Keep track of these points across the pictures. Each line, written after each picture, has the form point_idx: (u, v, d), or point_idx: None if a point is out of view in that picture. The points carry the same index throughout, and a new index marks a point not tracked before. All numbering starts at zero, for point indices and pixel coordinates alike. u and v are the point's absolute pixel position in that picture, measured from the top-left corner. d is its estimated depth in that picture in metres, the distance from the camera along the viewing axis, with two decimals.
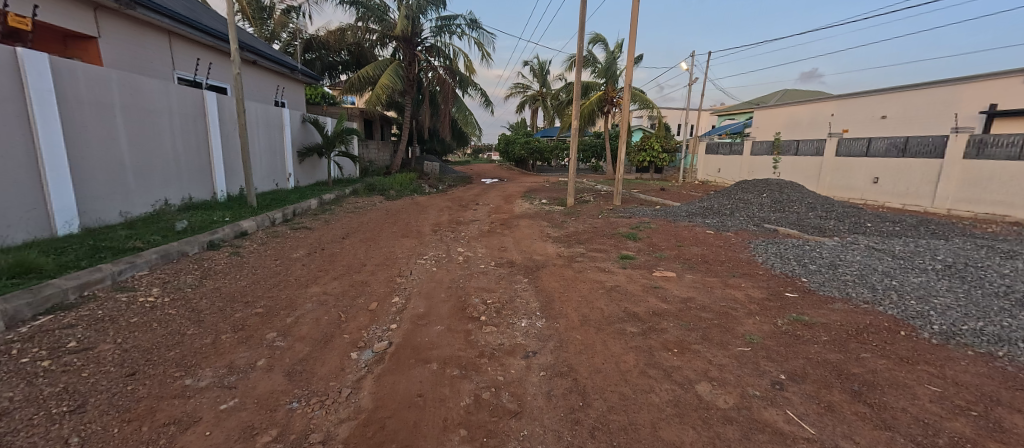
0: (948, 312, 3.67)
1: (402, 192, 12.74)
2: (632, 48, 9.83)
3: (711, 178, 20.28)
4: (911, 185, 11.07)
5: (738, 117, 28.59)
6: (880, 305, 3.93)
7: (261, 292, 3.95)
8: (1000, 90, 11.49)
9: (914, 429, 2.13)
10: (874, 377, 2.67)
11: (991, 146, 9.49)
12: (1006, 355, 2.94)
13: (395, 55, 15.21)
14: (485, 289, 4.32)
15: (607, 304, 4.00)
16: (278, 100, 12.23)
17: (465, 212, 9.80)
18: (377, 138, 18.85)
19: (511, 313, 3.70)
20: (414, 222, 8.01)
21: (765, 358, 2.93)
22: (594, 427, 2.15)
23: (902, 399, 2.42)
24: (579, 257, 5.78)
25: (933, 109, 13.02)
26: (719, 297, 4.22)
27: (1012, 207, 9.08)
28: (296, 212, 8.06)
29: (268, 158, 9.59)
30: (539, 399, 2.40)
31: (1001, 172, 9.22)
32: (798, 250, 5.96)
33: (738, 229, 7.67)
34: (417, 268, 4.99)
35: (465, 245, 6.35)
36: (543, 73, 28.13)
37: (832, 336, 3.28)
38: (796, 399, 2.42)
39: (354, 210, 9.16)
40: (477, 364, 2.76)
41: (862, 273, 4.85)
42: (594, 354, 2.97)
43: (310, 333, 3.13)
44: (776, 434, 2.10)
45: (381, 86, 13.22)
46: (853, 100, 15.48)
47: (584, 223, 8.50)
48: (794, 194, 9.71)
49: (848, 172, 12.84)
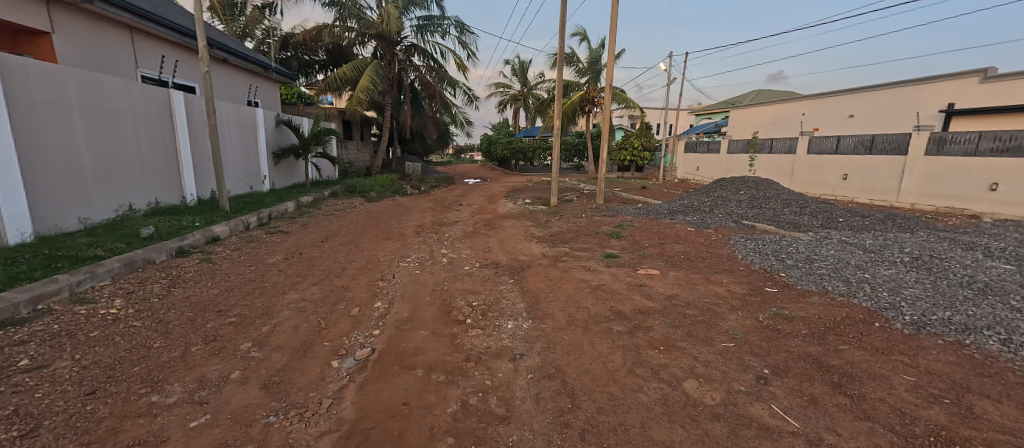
0: (918, 303, 3.82)
1: (383, 193, 12.52)
2: (612, 46, 9.88)
3: (690, 177, 20.66)
4: (878, 182, 11.55)
5: (716, 115, 29.03)
6: (855, 297, 4.06)
7: (235, 300, 3.76)
8: (959, 90, 12.02)
9: (892, 419, 2.19)
10: (852, 369, 2.73)
11: (950, 143, 10.00)
12: (973, 344, 3.07)
13: (375, 53, 14.96)
14: (471, 291, 4.26)
15: (593, 303, 3.99)
16: (251, 100, 11.79)
17: (449, 213, 9.71)
18: (356, 138, 18.17)
19: (497, 315, 3.65)
20: (396, 224, 7.87)
21: (748, 353, 2.97)
22: (584, 429, 2.12)
23: (880, 389, 2.48)
24: (564, 256, 5.78)
25: (897, 108, 13.55)
26: (702, 293, 4.26)
27: (969, 201, 9.58)
28: (271, 215, 7.78)
29: (241, 160, 9.23)
30: (527, 403, 2.36)
31: (960, 168, 9.70)
32: (776, 245, 6.11)
33: (718, 226, 7.85)
34: (400, 271, 4.88)
35: (449, 246, 6.26)
36: (523, 72, 28.12)
37: (811, 330, 3.35)
38: (780, 393, 2.45)
39: (332, 213, 8.92)
40: (464, 369, 2.70)
41: (837, 267, 4.99)
42: (582, 355, 2.94)
43: (288, 342, 3.01)
44: (762, 428, 2.13)
45: (360, 87, 12.81)
46: (824, 100, 16.05)
47: (568, 222, 8.53)
48: (770, 191, 9.96)
49: (820, 168, 13.34)
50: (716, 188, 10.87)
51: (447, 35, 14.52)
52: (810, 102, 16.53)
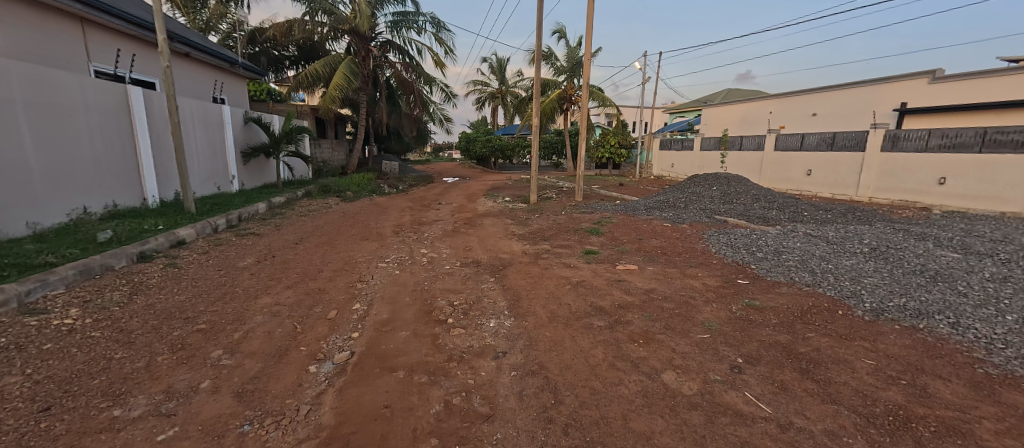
0: (876, 291, 4.04)
1: (360, 193, 12.25)
2: (589, 45, 9.98)
3: (665, 174, 21.14)
4: (839, 177, 12.14)
5: (689, 113, 29.79)
6: (820, 287, 4.26)
7: (203, 306, 3.59)
8: (911, 90, 12.73)
9: (856, 401, 2.31)
10: (819, 355, 2.86)
11: (903, 140, 10.60)
12: (926, 327, 3.28)
13: (348, 49, 14.58)
14: (452, 291, 4.22)
15: (574, 299, 4.03)
16: (216, 97, 11.29)
17: (428, 212, 9.60)
18: (330, 137, 17.69)
19: (479, 314, 3.63)
20: (374, 224, 7.72)
21: (723, 343, 3.07)
22: (568, 424, 2.14)
23: (844, 373, 2.61)
24: (545, 254, 5.81)
25: (855, 107, 14.25)
26: (679, 287, 4.37)
27: (920, 195, 10.20)
28: (241, 217, 7.48)
29: (207, 159, 8.82)
30: (511, 400, 2.35)
31: (912, 164, 10.31)
32: (747, 239, 6.33)
33: (692, 221, 8.06)
34: (379, 272, 4.78)
35: (429, 246, 6.19)
36: (501, 70, 28.05)
37: (780, 319, 3.49)
38: (753, 381, 2.54)
39: (306, 213, 8.66)
40: (447, 369, 2.67)
41: (803, 258, 5.22)
42: (564, 351, 2.96)
43: (262, 348, 2.89)
44: (737, 415, 2.20)
45: (333, 84, 12.45)
46: (789, 99, 16.72)
47: (548, 219, 8.57)
48: (741, 187, 10.31)
49: (786, 165, 13.91)
50: (690, 185, 11.16)
51: (423, 31, 14.29)
52: (776, 101, 17.18)
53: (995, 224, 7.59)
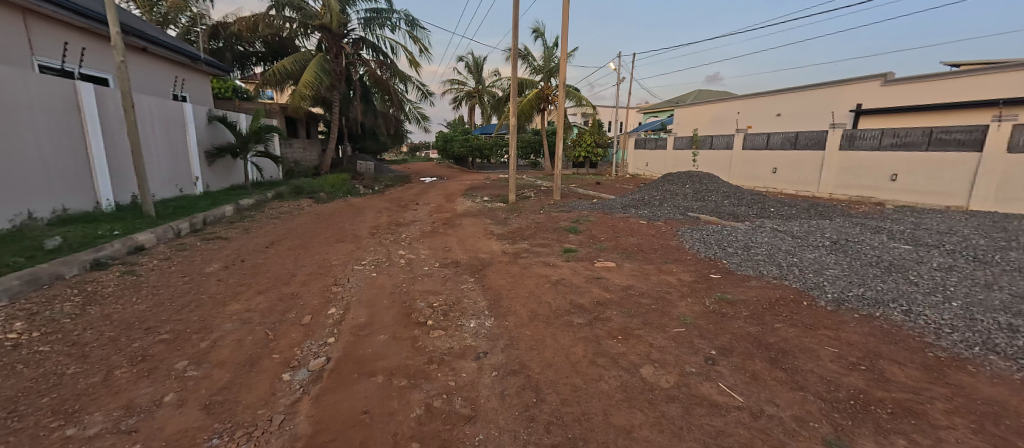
0: (837, 282, 4.25)
1: (334, 193, 11.94)
2: (565, 46, 10.06)
3: (640, 173, 21.56)
4: (803, 175, 12.71)
5: (662, 113, 30.51)
6: (786, 279, 4.44)
7: (167, 315, 3.41)
8: (866, 92, 13.45)
9: (822, 388, 2.42)
10: (787, 345, 2.98)
11: (860, 139, 11.19)
12: (882, 315, 3.47)
13: (319, 46, 14.20)
14: (431, 292, 4.16)
15: (554, 297, 4.05)
16: (177, 94, 10.76)
17: (406, 213, 9.46)
18: (302, 136, 17.17)
19: (459, 315, 3.59)
20: (349, 226, 7.54)
21: (698, 336, 3.15)
22: (550, 422, 2.14)
23: (811, 361, 2.73)
24: (524, 253, 5.82)
25: (816, 107, 14.94)
26: (655, 283, 4.46)
27: (876, 191, 10.82)
28: (206, 220, 7.16)
29: (169, 160, 8.40)
30: (493, 401, 2.34)
31: (868, 162, 10.93)
32: (718, 235, 6.53)
33: (667, 218, 8.26)
34: (355, 274, 4.67)
35: (407, 247, 6.10)
36: (478, 69, 27.94)
37: (751, 311, 3.61)
38: (727, 372, 2.62)
39: (278, 216, 8.37)
40: (427, 372, 2.63)
41: (770, 252, 5.43)
42: (545, 349, 2.97)
43: (231, 357, 2.77)
44: (712, 406, 2.27)
45: (303, 81, 12.07)
46: (755, 100, 17.37)
47: (527, 218, 8.60)
48: (712, 184, 10.64)
49: (754, 163, 14.46)
50: (665, 183, 11.42)
51: (397, 29, 14.06)
52: (744, 102, 17.81)
53: (942, 217, 8.12)
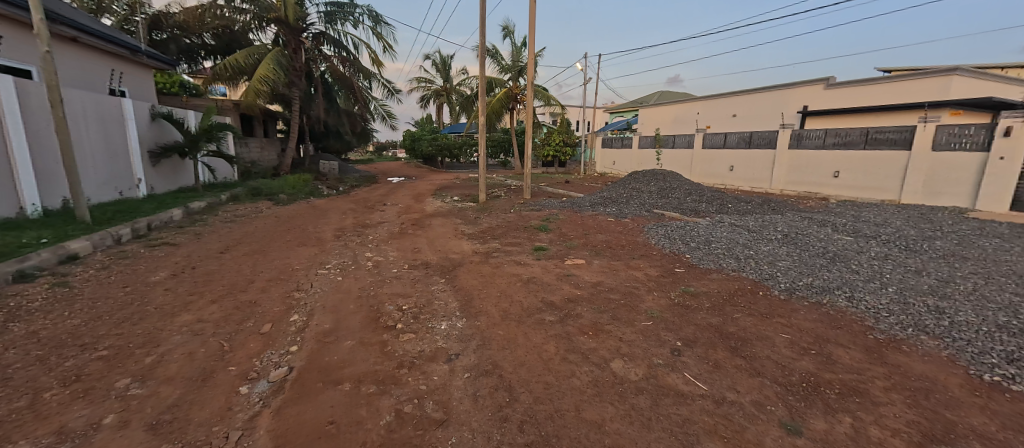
0: (789, 272, 4.51)
1: (295, 195, 11.44)
2: (532, 46, 10.11)
3: (607, 171, 22.04)
4: (757, 172, 13.41)
5: (628, 113, 31.33)
6: (743, 271, 4.67)
7: (106, 330, 3.15)
8: (811, 95, 14.35)
9: (777, 372, 2.56)
10: (746, 333, 3.12)
11: (806, 138, 11.95)
12: (828, 302, 3.71)
13: (276, 40, 13.56)
14: (400, 295, 4.07)
15: (526, 296, 4.06)
16: (115, 89, 9.96)
17: (373, 214, 9.21)
18: (259, 135, 16.33)
19: (429, 317, 3.53)
20: (313, 229, 7.25)
21: (665, 329, 3.25)
22: (523, 421, 2.14)
23: (767, 347, 2.88)
24: (495, 252, 5.80)
25: (767, 108, 15.79)
26: (624, 278, 4.56)
27: (821, 187, 11.59)
28: (152, 225, 6.67)
29: (106, 160, 7.76)
30: (465, 402, 2.31)
31: (815, 160, 11.69)
32: (681, 230, 6.77)
33: (633, 215, 8.48)
34: (319, 279, 4.49)
35: (375, 249, 5.93)
36: (445, 68, 27.61)
37: (713, 303, 3.77)
38: (691, 362, 2.71)
39: (234, 219, 7.93)
40: (397, 377, 2.56)
41: (728, 246, 5.69)
42: (517, 348, 2.97)
43: (181, 372, 2.59)
44: (679, 395, 2.34)
45: (258, 76, 11.44)
46: (713, 101, 18.15)
47: (497, 218, 8.58)
48: (675, 182, 11.02)
49: (713, 161, 15.12)
50: (631, 181, 11.72)
51: (360, 24, 13.62)
52: (702, 103, 18.57)
53: (879, 210, 8.81)
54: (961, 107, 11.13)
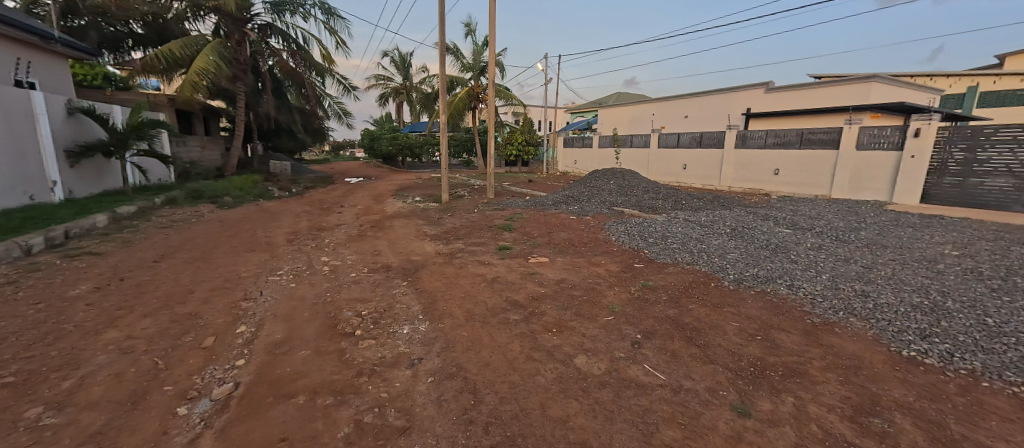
0: (737, 264, 4.79)
1: (243, 197, 10.74)
2: (493, 46, 10.07)
3: (569, 170, 22.44)
4: (707, 170, 14.15)
5: (588, 113, 32.06)
6: (696, 264, 4.91)
7: (14, 354, 2.79)
8: (754, 98, 15.31)
9: (729, 359, 2.70)
10: (700, 323, 3.27)
11: (750, 138, 12.73)
12: (771, 290, 3.98)
13: (217, 31, 12.68)
14: (359, 300, 3.91)
15: (490, 296, 4.03)
16: (22, 80, 8.87)
17: (330, 216, 8.82)
18: (200, 133, 15.18)
19: (390, 322, 3.42)
20: (263, 233, 6.83)
21: (626, 323, 3.34)
22: (488, 422, 2.12)
23: (720, 336, 3.03)
24: (459, 253, 5.72)
25: (716, 110, 16.70)
26: (586, 275, 4.65)
27: (764, 183, 12.41)
28: (71, 233, 6.00)
29: (10, 160, 6.89)
30: (429, 408, 2.25)
31: (758, 158, 12.50)
32: (640, 227, 7.01)
33: (595, 213, 8.68)
34: (270, 286, 4.22)
35: (332, 253, 5.67)
36: (405, 65, 26.96)
37: (670, 296, 3.92)
38: (651, 353, 2.80)
39: (172, 224, 7.31)
40: (356, 386, 2.45)
41: (683, 240, 5.96)
42: (482, 349, 2.94)
43: (107, 396, 2.34)
44: (639, 387, 2.41)
45: (195, 69, 10.54)
46: (666, 102, 18.94)
47: (461, 218, 8.49)
48: (633, 180, 11.40)
49: (668, 160, 15.78)
50: (592, 180, 12.00)
51: (311, 17, 12.96)
52: (657, 104, 19.33)
53: (813, 204, 9.58)
54: (879, 110, 12.37)
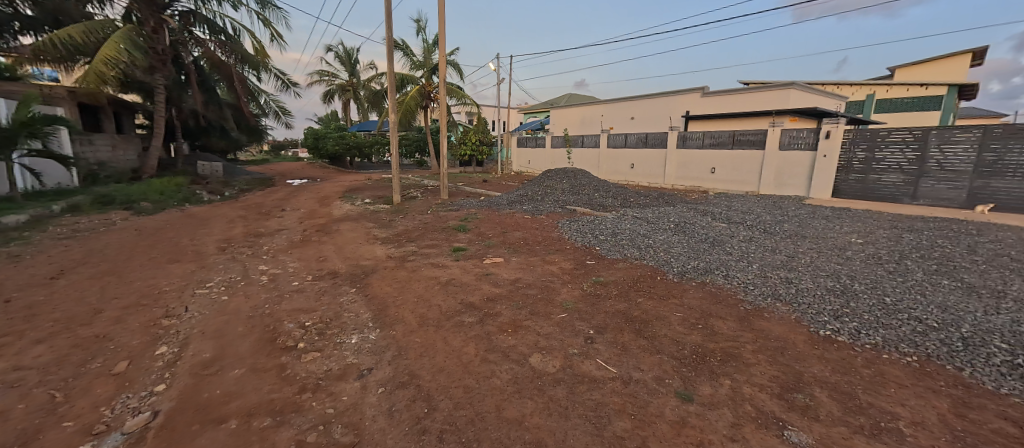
0: (680, 257, 5.08)
1: (165, 202, 9.72)
2: (444, 45, 9.90)
3: (523, 170, 22.66)
4: (653, 169, 14.90)
5: (540, 114, 32.55)
6: (643, 259, 5.14)
7: None
8: (692, 101, 16.34)
9: (674, 348, 2.84)
10: (648, 316, 3.42)
11: (690, 139, 13.54)
12: (710, 281, 4.27)
13: (130, 17, 11.42)
14: (303, 310, 3.67)
15: (444, 299, 3.95)
16: None
17: (269, 221, 8.22)
18: (111, 130, 13.54)
19: (337, 332, 3.24)
20: (190, 241, 6.23)
21: (579, 319, 3.41)
22: (443, 430, 2.07)
23: (666, 326, 3.19)
24: (411, 256, 5.56)
25: (658, 112, 17.61)
26: (540, 274, 4.70)
27: (702, 181, 13.27)
28: None
29: None
30: (379, 420, 2.16)
31: (698, 158, 13.33)
32: (591, 224, 7.21)
33: (548, 212, 8.81)
34: (197, 301, 3.84)
35: (271, 260, 5.29)
36: (350, 61, 25.80)
37: (620, 291, 4.06)
38: (602, 348, 2.88)
39: (76, 235, 6.44)
40: (298, 403, 2.30)
41: (631, 237, 6.23)
42: (436, 354, 2.87)
43: None
44: (592, 381, 2.47)
45: (101, 58, 9.29)
46: (614, 104, 19.69)
47: (414, 219, 8.27)
48: (584, 179, 11.72)
49: (616, 160, 16.41)
50: (545, 179, 12.18)
51: (242, 6, 12.00)
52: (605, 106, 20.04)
53: (745, 200, 10.41)
54: (796, 114, 13.71)
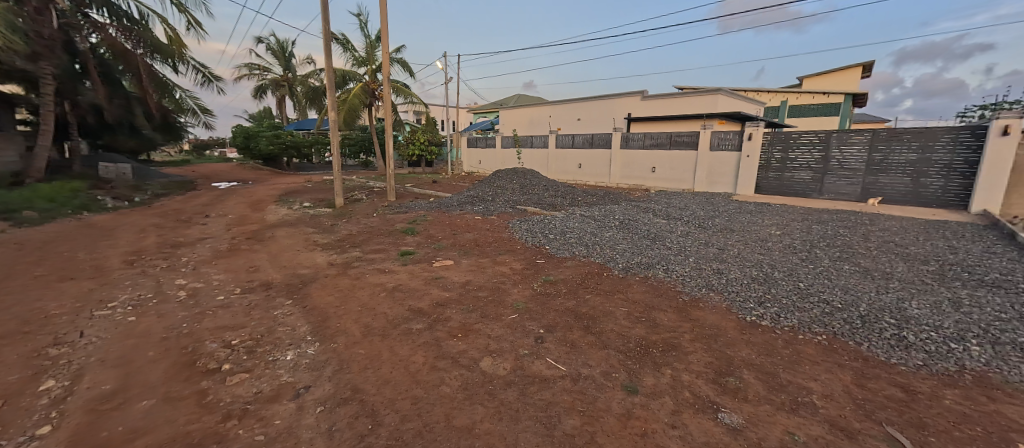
0: (625, 253, 5.30)
1: (57, 210, 8.43)
2: (387, 42, 9.55)
3: (473, 170, 22.53)
4: (599, 168, 15.46)
5: (489, 114, 32.56)
6: (591, 256, 5.30)
7: None
8: (632, 104, 17.19)
9: (620, 342, 2.94)
10: (595, 312, 3.52)
11: (633, 140, 14.21)
12: (651, 275, 4.50)
13: None
14: (229, 327, 3.34)
15: (391, 306, 3.79)
16: None
17: (190, 229, 7.43)
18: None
19: (270, 349, 2.99)
20: (90, 255, 5.44)
21: (529, 319, 3.43)
22: (388, 445, 1.97)
23: (611, 322, 3.30)
24: (355, 262, 5.28)
25: (602, 113, 18.34)
26: (491, 275, 4.67)
27: (645, 180, 13.99)
28: None
29: None
30: (318, 442, 2.01)
31: (640, 158, 14.02)
32: (541, 224, 7.32)
33: (499, 212, 8.82)
34: (97, 324, 3.35)
35: (192, 273, 4.77)
36: (284, 55, 24.08)
37: (569, 289, 4.14)
38: (552, 347, 2.91)
39: None
40: (222, 432, 2.07)
41: (579, 235, 6.41)
42: (382, 365, 2.74)
43: None
44: (542, 381, 2.48)
45: None
46: (560, 106, 20.19)
47: (358, 223, 7.88)
48: (533, 179, 11.89)
49: (564, 160, 16.82)
50: (495, 180, 12.18)
51: None
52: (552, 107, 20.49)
53: (681, 197, 11.12)
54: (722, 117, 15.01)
